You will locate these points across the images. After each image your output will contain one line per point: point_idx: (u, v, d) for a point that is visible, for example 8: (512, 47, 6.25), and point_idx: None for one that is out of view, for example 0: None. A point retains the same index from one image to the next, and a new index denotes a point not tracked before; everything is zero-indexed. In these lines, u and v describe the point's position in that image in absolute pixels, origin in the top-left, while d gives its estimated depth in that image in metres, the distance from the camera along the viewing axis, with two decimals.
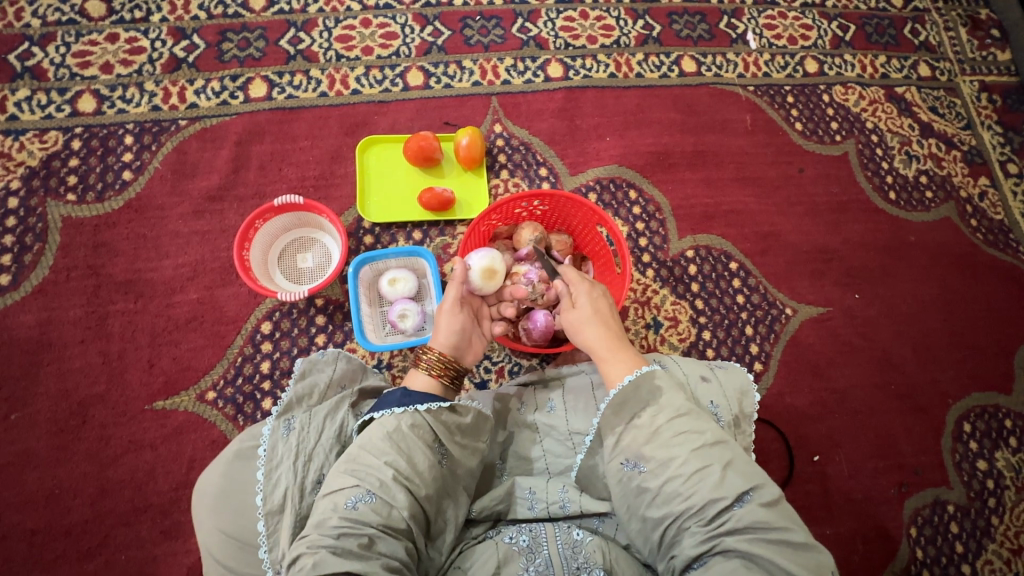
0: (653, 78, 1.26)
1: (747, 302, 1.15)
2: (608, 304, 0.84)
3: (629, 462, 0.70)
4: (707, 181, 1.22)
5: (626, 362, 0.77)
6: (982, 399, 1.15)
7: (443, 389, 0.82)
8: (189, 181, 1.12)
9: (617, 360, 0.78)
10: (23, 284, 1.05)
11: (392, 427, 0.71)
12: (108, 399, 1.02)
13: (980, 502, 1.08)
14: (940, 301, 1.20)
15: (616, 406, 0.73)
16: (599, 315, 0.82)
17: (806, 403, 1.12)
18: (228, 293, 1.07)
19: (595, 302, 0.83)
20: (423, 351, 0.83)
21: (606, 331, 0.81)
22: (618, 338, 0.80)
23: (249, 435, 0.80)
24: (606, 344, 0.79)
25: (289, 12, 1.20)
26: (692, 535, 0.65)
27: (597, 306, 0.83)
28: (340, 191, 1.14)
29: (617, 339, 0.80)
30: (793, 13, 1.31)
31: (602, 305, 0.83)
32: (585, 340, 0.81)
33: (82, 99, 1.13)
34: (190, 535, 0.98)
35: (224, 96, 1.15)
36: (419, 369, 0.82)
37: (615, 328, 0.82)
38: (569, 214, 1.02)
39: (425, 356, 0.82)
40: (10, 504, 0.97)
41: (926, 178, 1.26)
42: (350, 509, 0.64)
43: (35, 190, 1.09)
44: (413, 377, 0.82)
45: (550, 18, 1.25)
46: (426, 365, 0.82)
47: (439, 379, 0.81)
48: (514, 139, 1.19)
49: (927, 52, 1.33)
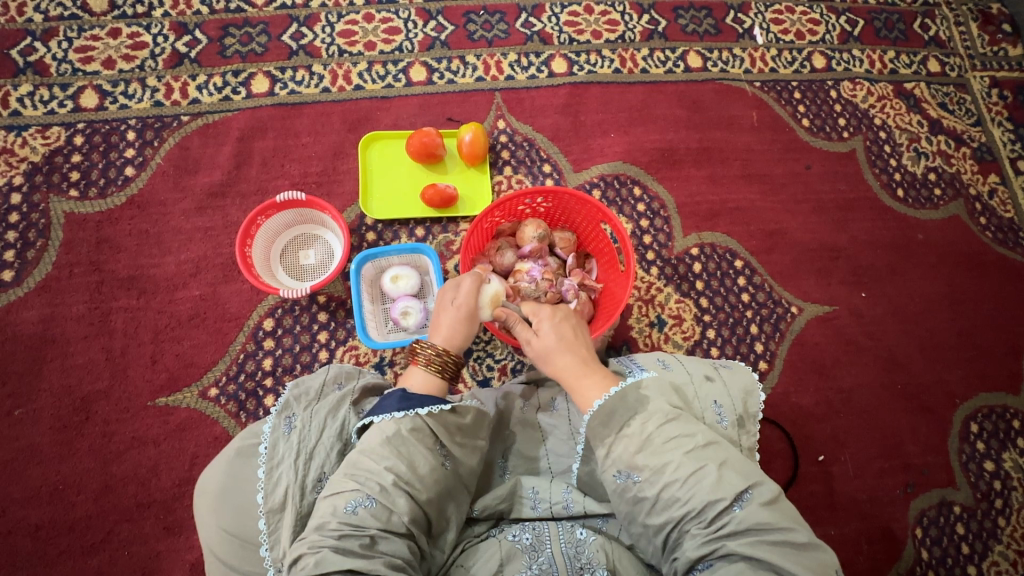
0: (658, 74, 1.24)
1: (752, 300, 1.14)
2: (574, 329, 0.81)
3: (622, 473, 0.69)
4: (712, 177, 1.21)
5: (596, 381, 0.75)
6: (989, 399, 1.14)
7: (443, 386, 0.81)
8: (191, 178, 1.11)
9: (587, 383, 0.75)
10: (26, 280, 1.05)
11: (392, 432, 0.70)
12: (111, 395, 1.02)
13: (987, 503, 1.07)
14: (948, 300, 1.19)
15: (603, 416, 0.71)
16: (564, 341, 0.79)
17: (811, 403, 1.11)
18: (230, 290, 1.07)
19: (557, 328, 0.80)
20: (420, 345, 0.82)
21: (569, 358, 0.78)
22: (585, 362, 0.77)
23: (250, 433, 0.80)
24: (574, 370, 0.77)
25: (291, 7, 1.19)
26: (693, 538, 0.64)
27: (559, 332, 0.80)
28: (342, 187, 1.13)
29: (582, 365, 0.77)
30: (801, 8, 1.30)
31: (566, 331, 0.80)
32: (554, 368, 0.78)
33: (84, 94, 1.13)
34: (192, 532, 0.98)
35: (226, 92, 1.15)
36: (417, 366, 0.81)
37: (581, 353, 0.78)
38: (573, 210, 1.01)
39: (421, 350, 0.81)
40: (15, 500, 0.97)
41: (934, 175, 1.24)
42: (348, 514, 0.64)
43: (38, 186, 1.09)
44: (410, 375, 0.81)
45: (554, 13, 1.24)
46: (423, 361, 0.81)
47: (440, 376, 0.80)
48: (517, 136, 1.18)
49: (936, 47, 1.31)
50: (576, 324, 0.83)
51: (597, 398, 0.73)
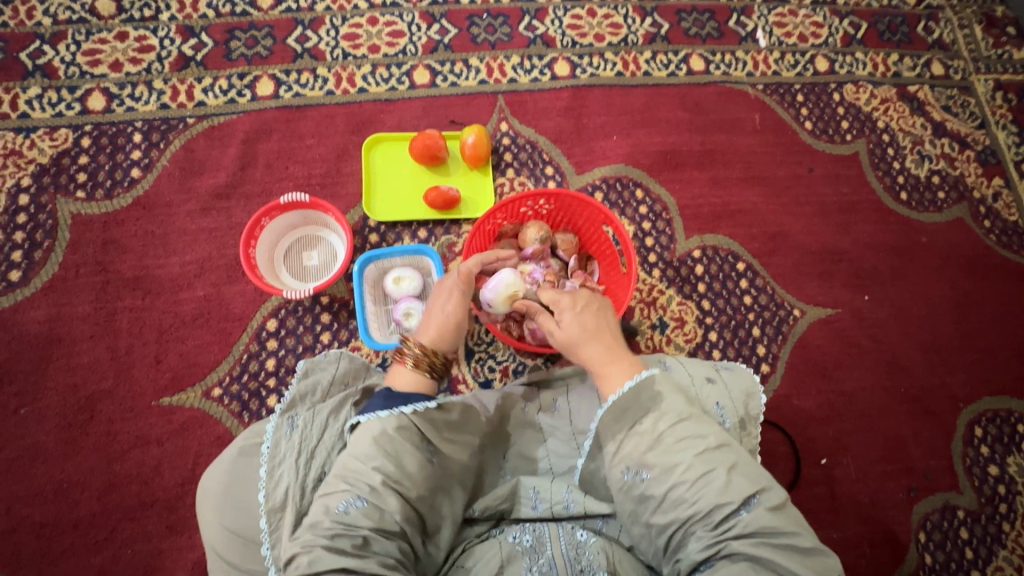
0: (660, 77, 1.25)
1: (754, 302, 1.14)
2: (599, 315, 0.81)
3: (631, 470, 0.69)
4: (715, 180, 1.21)
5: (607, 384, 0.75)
6: (993, 403, 1.13)
7: (429, 384, 0.81)
8: (196, 179, 1.12)
9: (607, 375, 0.76)
10: (33, 280, 1.06)
11: (378, 431, 0.70)
12: (116, 394, 1.03)
13: (991, 507, 1.07)
14: (952, 303, 1.19)
15: (616, 413, 0.72)
16: (586, 331, 0.79)
17: (814, 406, 1.11)
18: (234, 290, 1.08)
19: (580, 318, 0.80)
20: (406, 342, 0.81)
21: (597, 346, 0.78)
22: (610, 351, 0.78)
23: (252, 433, 0.81)
24: (597, 361, 0.77)
25: (296, 11, 1.20)
26: (699, 540, 0.64)
27: (582, 322, 0.80)
28: (345, 189, 1.14)
29: (607, 353, 0.77)
30: (804, 11, 1.30)
31: (588, 320, 0.80)
32: (580, 358, 0.79)
33: (92, 97, 1.14)
34: (194, 531, 0.98)
35: (231, 94, 1.16)
36: (403, 365, 0.80)
37: (606, 341, 0.79)
38: (576, 212, 1.02)
39: (407, 348, 0.81)
40: (20, 498, 0.98)
41: (938, 178, 1.24)
42: (341, 514, 0.64)
43: (45, 187, 1.10)
44: (396, 374, 0.81)
45: (557, 16, 1.24)
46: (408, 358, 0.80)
47: (425, 375, 0.80)
48: (520, 138, 1.18)
49: (940, 50, 1.31)
50: (602, 312, 0.83)
51: (614, 392, 0.73)
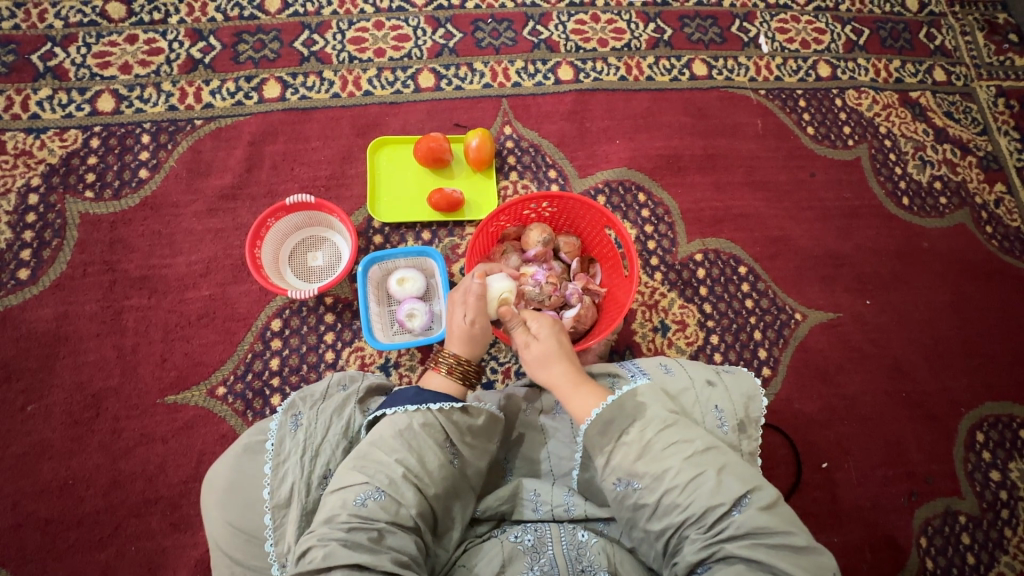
0: (663, 81, 1.26)
1: (756, 306, 1.15)
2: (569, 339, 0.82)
3: (622, 480, 0.69)
4: (717, 184, 1.21)
5: (584, 397, 0.74)
6: (995, 409, 1.13)
7: (462, 392, 0.82)
8: (203, 180, 1.14)
9: (583, 392, 0.75)
10: (41, 279, 1.07)
11: (404, 425, 0.72)
12: (121, 392, 1.04)
13: (992, 513, 1.07)
14: (954, 308, 1.19)
15: (601, 426, 0.71)
16: (563, 349, 0.79)
17: (815, 409, 1.11)
18: (239, 290, 1.09)
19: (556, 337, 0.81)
20: (440, 354, 0.82)
21: (566, 368, 0.77)
22: (581, 372, 0.78)
23: (258, 429, 0.82)
24: (570, 378, 0.76)
25: (303, 15, 1.21)
26: (694, 542, 0.65)
27: (558, 341, 0.80)
28: (350, 191, 1.15)
29: (578, 374, 0.77)
30: (806, 18, 1.31)
31: (564, 340, 0.81)
32: (550, 376, 0.78)
33: (101, 98, 1.15)
34: (198, 528, 0.99)
35: (239, 97, 1.17)
36: (435, 371, 0.82)
37: (577, 363, 0.79)
38: (578, 215, 1.02)
39: (441, 357, 0.82)
40: (26, 494, 0.99)
41: (940, 183, 1.24)
42: (358, 506, 0.65)
43: (55, 187, 1.11)
44: (429, 379, 0.82)
45: (561, 21, 1.25)
46: (442, 367, 0.82)
47: (460, 383, 0.81)
48: (523, 141, 1.20)
49: (942, 57, 1.32)
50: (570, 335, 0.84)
51: (596, 406, 0.72)
